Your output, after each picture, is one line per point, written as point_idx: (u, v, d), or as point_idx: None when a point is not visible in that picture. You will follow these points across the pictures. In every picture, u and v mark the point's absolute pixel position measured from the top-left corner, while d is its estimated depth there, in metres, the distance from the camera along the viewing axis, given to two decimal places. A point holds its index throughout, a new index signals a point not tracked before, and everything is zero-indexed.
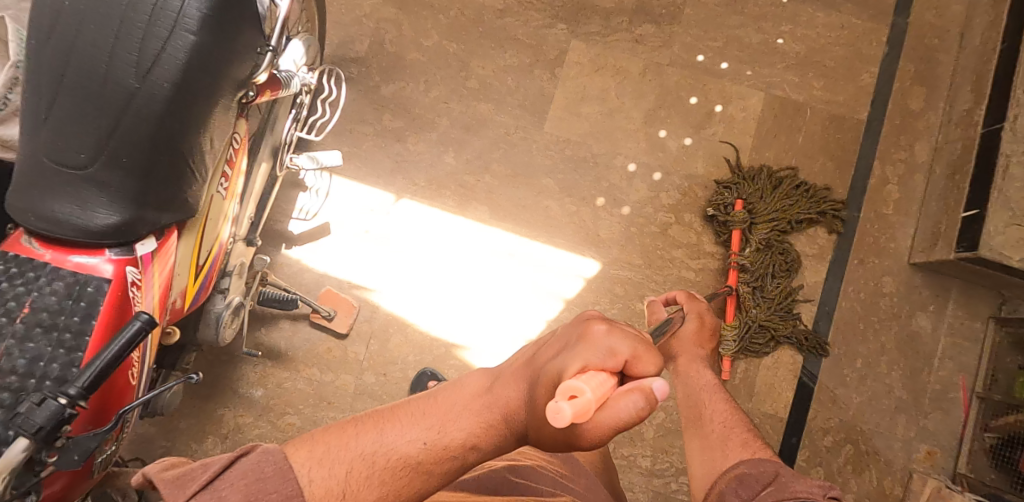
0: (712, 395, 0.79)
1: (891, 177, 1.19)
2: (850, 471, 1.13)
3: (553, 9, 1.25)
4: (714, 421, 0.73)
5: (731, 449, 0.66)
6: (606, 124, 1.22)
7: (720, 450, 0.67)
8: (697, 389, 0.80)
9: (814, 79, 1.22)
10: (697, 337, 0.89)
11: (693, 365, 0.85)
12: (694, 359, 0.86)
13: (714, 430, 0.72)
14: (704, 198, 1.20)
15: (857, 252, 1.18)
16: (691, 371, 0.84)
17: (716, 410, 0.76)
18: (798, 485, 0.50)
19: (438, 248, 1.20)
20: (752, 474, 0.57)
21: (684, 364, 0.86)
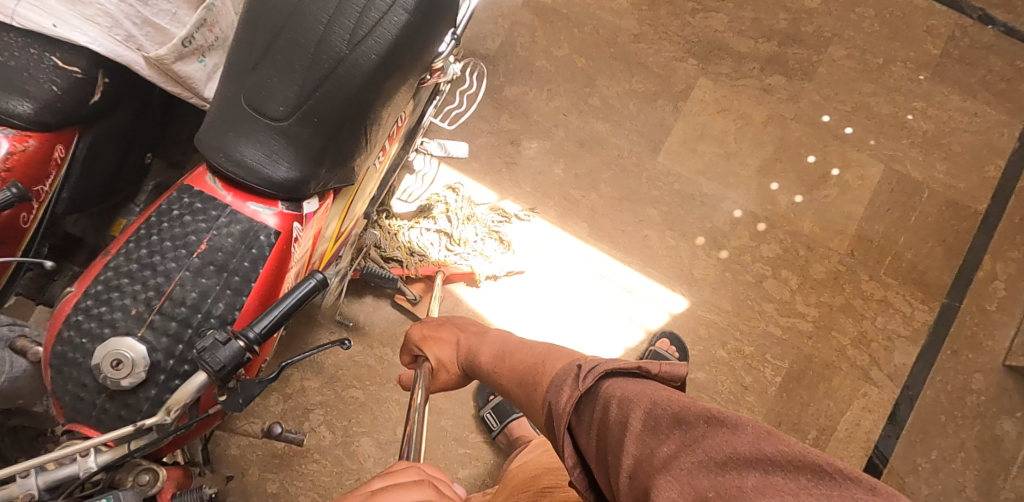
0: (500, 362, 0.67)
1: (1000, 275, 1.17)
2: None
3: (688, 44, 1.26)
4: (505, 375, 0.64)
5: (532, 392, 0.56)
6: (721, 165, 1.22)
7: (522, 398, 0.58)
8: (494, 368, 0.67)
9: (937, 161, 1.20)
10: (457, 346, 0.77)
11: (476, 348, 0.72)
12: (473, 343, 0.74)
13: (517, 394, 0.60)
14: (805, 257, 1.19)
15: (952, 342, 1.15)
16: (473, 350, 0.73)
17: (485, 357, 0.69)
18: (562, 395, 0.48)
19: (533, 254, 1.20)
20: (545, 416, 0.51)
21: (484, 379, 0.70)
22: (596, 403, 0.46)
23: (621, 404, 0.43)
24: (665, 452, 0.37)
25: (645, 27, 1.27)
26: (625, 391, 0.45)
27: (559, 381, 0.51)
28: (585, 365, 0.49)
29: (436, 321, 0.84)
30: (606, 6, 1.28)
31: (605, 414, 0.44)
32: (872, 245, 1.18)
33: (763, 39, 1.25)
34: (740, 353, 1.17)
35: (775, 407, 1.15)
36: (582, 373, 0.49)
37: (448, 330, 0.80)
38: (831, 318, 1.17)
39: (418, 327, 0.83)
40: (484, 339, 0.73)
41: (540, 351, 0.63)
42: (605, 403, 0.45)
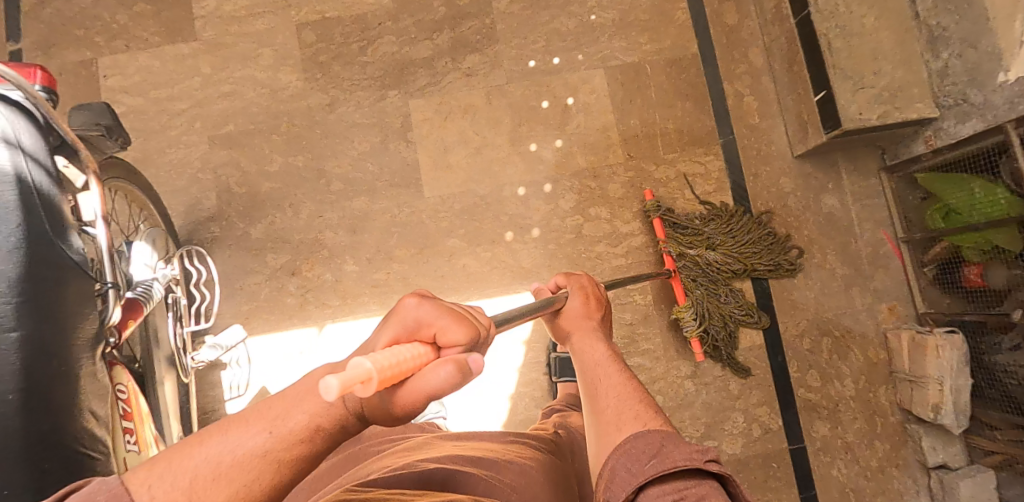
0: (607, 368, 0.68)
1: (743, 91, 1.25)
2: (836, 358, 1.20)
3: (378, 81, 1.23)
4: (593, 366, 0.69)
5: (626, 424, 0.58)
6: (481, 162, 1.21)
7: (618, 413, 0.60)
8: (595, 365, 0.69)
9: (637, 36, 1.26)
10: (600, 317, 0.77)
11: (589, 342, 0.72)
12: (591, 334, 0.74)
13: (613, 403, 0.62)
14: (599, 186, 1.21)
15: (748, 169, 1.24)
16: (585, 339, 0.73)
17: (609, 368, 0.68)
18: (674, 456, 0.50)
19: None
20: (640, 447, 0.53)
21: (576, 336, 0.74)
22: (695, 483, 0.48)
23: None
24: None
25: (331, 92, 1.22)
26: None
27: (669, 438, 0.53)
28: (714, 454, 0.49)
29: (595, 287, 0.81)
30: (285, 98, 1.22)
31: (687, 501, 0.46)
32: (640, 138, 1.23)
33: (436, 33, 1.24)
34: (607, 301, 1.19)
35: (664, 321, 1.19)
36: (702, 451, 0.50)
37: (593, 297, 0.79)
38: (653, 219, 1.21)
39: (578, 278, 0.81)
40: (604, 344, 0.73)
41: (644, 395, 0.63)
42: (694, 492, 0.47)
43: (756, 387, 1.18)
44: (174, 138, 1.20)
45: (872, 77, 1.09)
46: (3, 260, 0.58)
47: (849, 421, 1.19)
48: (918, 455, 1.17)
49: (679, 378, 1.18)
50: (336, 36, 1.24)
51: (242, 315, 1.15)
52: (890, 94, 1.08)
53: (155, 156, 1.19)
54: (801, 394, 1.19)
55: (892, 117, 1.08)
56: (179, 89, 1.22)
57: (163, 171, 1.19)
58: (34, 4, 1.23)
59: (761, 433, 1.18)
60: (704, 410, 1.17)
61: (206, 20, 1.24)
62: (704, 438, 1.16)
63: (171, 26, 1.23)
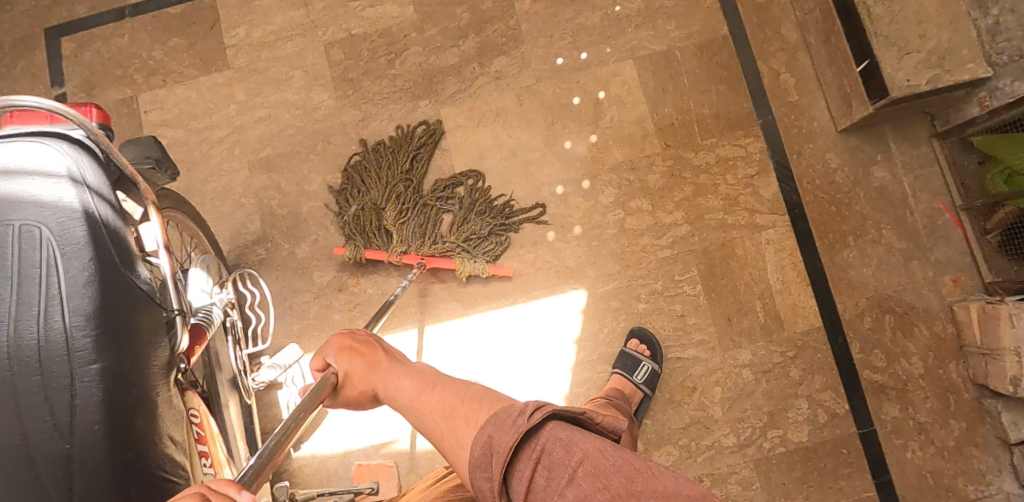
0: (424, 397, 0.65)
1: (779, 69, 1.22)
2: (901, 337, 1.15)
3: (409, 92, 1.23)
4: (406, 393, 0.67)
5: (462, 434, 0.56)
6: (516, 164, 1.20)
7: (447, 431, 0.59)
8: (413, 401, 0.66)
9: (665, 23, 1.24)
10: (377, 357, 0.74)
11: (397, 376, 0.70)
12: (389, 375, 0.71)
13: (442, 427, 0.60)
14: (638, 178, 1.19)
15: (791, 148, 1.20)
16: (392, 378, 0.70)
17: (418, 386, 0.67)
18: (506, 431, 0.52)
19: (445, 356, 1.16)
20: (478, 453, 0.53)
21: (381, 386, 0.71)
22: (539, 439, 0.51)
23: (567, 448, 0.50)
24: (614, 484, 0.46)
25: (364, 107, 1.23)
26: (600, 446, 0.50)
27: (496, 416, 0.55)
28: (532, 402, 0.53)
29: (365, 335, 0.79)
30: (319, 118, 1.23)
31: (545, 462, 0.50)
32: (676, 126, 1.21)
33: (462, 40, 1.24)
34: (656, 294, 1.16)
35: (717, 310, 1.16)
36: (524, 411, 0.53)
37: (369, 350, 0.75)
38: (696, 207, 1.18)
39: (338, 337, 0.78)
40: (407, 368, 0.71)
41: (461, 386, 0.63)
42: (543, 448, 0.51)
43: (818, 371, 1.15)
44: (216, 166, 1.23)
45: (917, 41, 1.04)
46: (79, 296, 0.59)
47: (921, 401, 1.14)
48: (998, 432, 1.11)
49: (737, 367, 1.15)
50: (364, 52, 1.25)
51: (294, 334, 1.17)
52: (939, 57, 1.04)
53: (199, 186, 1.22)
54: (866, 376, 1.15)
55: (942, 80, 1.04)
56: (217, 118, 1.24)
57: (208, 199, 1.22)
58: (75, 48, 1.27)
59: (828, 419, 1.14)
60: (766, 399, 1.14)
61: (238, 48, 1.26)
62: (769, 428, 1.13)
63: (204, 58, 1.26)
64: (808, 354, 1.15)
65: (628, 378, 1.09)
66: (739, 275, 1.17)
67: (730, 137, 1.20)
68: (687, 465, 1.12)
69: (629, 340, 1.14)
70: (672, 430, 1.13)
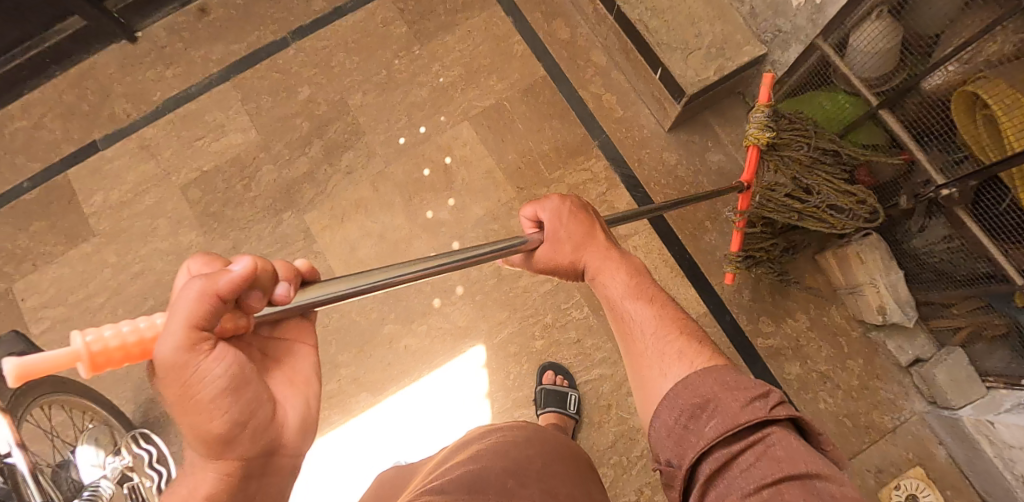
0: (636, 303, 0.66)
1: (599, 91, 1.32)
2: (781, 298, 1.22)
3: (271, 208, 1.29)
4: (624, 307, 0.66)
5: (669, 365, 0.56)
6: (387, 246, 1.25)
7: (658, 354, 0.58)
8: (616, 305, 0.67)
9: (487, 80, 1.34)
10: (584, 230, 0.73)
11: (609, 272, 0.70)
12: (609, 264, 0.71)
13: (650, 346, 0.60)
14: (502, 226, 1.26)
15: (631, 158, 1.29)
16: (603, 276, 0.70)
17: (642, 312, 0.65)
18: (734, 401, 0.46)
19: (366, 446, 1.16)
20: (687, 394, 0.50)
21: (593, 269, 0.71)
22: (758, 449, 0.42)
23: (790, 454, 0.41)
24: (827, 497, 0.37)
25: (232, 235, 1.28)
26: (832, 474, 0.40)
27: (721, 377, 0.49)
28: (778, 395, 0.46)
29: (579, 207, 0.75)
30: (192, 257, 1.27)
31: (757, 447, 0.43)
32: (523, 168, 1.28)
33: (307, 147, 1.31)
34: (549, 327, 1.21)
35: (609, 325, 1.21)
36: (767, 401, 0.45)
37: (587, 221, 0.74)
38: None
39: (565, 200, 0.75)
40: (624, 264, 0.71)
41: (683, 327, 0.62)
42: (766, 440, 0.43)
43: (717, 353, 1.20)
44: None
45: (695, 40, 1.15)
46: None
47: (816, 352, 1.19)
48: (892, 359, 1.18)
49: None
50: (219, 184, 1.30)
51: None
52: (718, 49, 1.15)
53: None
54: (760, 344, 1.20)
55: (727, 68, 1.14)
56: (93, 286, 1.27)
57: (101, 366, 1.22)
58: None
59: None
60: None
61: (99, 215, 1.30)
62: None
63: (68, 233, 1.30)
64: None
65: (564, 412, 1.12)
66: None
67: (574, 163, 1.28)
68: (625, 482, 1.14)
69: (543, 374, 1.18)
70: (600, 452, 1.16)
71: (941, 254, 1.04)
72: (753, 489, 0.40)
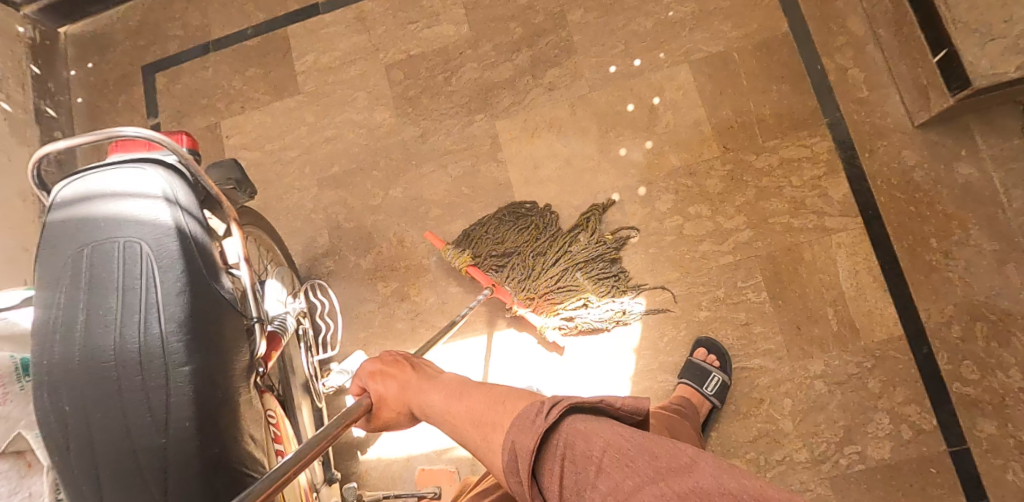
0: (452, 405, 0.65)
1: (846, 64, 1.16)
2: (998, 346, 1.05)
3: (465, 107, 1.27)
4: (442, 415, 0.66)
5: (493, 434, 0.57)
6: (571, 173, 1.21)
7: (481, 439, 0.59)
8: (443, 416, 0.66)
9: (721, 25, 1.22)
10: (390, 383, 0.74)
11: (427, 392, 0.70)
12: (418, 389, 0.71)
13: (476, 434, 0.60)
14: (695, 183, 1.17)
15: (862, 146, 1.14)
16: (422, 391, 0.70)
17: (460, 412, 0.63)
18: (530, 435, 0.52)
19: (507, 362, 1.17)
20: (509, 458, 0.53)
21: (411, 402, 0.71)
22: (562, 440, 0.51)
23: (588, 443, 0.50)
24: (629, 461, 0.47)
25: (423, 123, 1.28)
26: (620, 431, 0.50)
27: (522, 417, 0.55)
28: (550, 401, 0.54)
29: (395, 354, 0.79)
30: (381, 136, 1.30)
31: (569, 455, 0.50)
32: (735, 129, 1.18)
33: (515, 54, 1.27)
34: (719, 301, 1.13)
35: (784, 317, 1.11)
36: (546, 409, 0.53)
37: (398, 365, 0.76)
38: (759, 210, 1.14)
39: (373, 359, 0.79)
40: (434, 381, 0.71)
41: (498, 391, 0.62)
42: (566, 445, 0.51)
43: (900, 383, 1.07)
44: (289, 184, 1.31)
45: (1002, 25, 0.97)
46: (173, 305, 0.64)
47: None
48: None
49: (808, 378, 1.09)
50: (421, 71, 1.30)
51: (361, 341, 1.22)
52: None
53: (274, 203, 1.31)
54: (955, 389, 1.06)
55: None
56: (289, 140, 1.33)
57: (283, 216, 1.30)
58: (167, 82, 1.41)
59: (913, 435, 1.06)
60: (841, 412, 1.07)
61: (307, 74, 1.35)
62: (845, 443, 1.06)
63: (278, 84, 1.36)
64: (887, 364, 1.08)
65: (698, 391, 1.05)
66: (807, 279, 1.11)
67: (794, 136, 1.16)
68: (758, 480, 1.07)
69: (694, 349, 1.11)
70: (739, 443, 1.09)
71: None
72: (596, 488, 0.48)
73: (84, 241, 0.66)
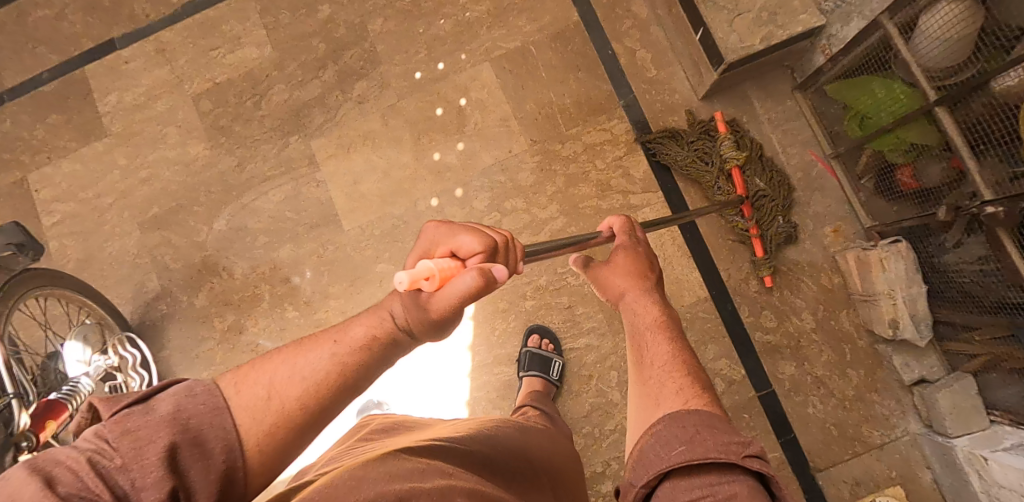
0: (649, 335, 0.64)
1: (635, 46, 1.21)
2: (790, 294, 1.15)
3: (279, 130, 1.26)
4: (640, 329, 0.65)
5: (666, 398, 0.54)
6: (390, 184, 1.23)
7: (660, 388, 0.56)
8: (641, 330, 0.65)
9: (516, 19, 1.24)
10: (637, 266, 0.71)
11: (640, 303, 0.68)
12: (644, 293, 0.69)
13: (654, 377, 0.58)
14: (509, 179, 1.21)
15: (656, 123, 1.20)
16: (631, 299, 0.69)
17: (651, 350, 0.62)
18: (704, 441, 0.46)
19: None
20: (675, 431, 0.48)
21: (626, 298, 0.70)
22: (729, 488, 0.43)
23: None
24: None
25: (239, 151, 1.26)
26: None
27: (710, 423, 0.49)
28: (757, 449, 0.45)
29: (637, 238, 0.78)
30: (198, 169, 1.27)
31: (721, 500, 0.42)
32: (540, 121, 1.21)
33: (321, 70, 1.26)
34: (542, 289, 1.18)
35: (603, 296, 1.17)
36: (748, 456, 0.45)
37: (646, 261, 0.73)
38: (570, 198, 1.19)
39: (632, 229, 0.79)
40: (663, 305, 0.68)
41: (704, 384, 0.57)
42: (731, 491, 0.42)
43: (710, 341, 1.15)
44: (109, 232, 1.27)
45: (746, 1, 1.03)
46: None
47: (816, 355, 1.14)
48: (896, 375, 1.11)
49: None
50: (230, 98, 1.28)
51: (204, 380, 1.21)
52: (770, 13, 1.03)
53: (96, 253, 1.26)
54: (758, 338, 1.15)
55: (775, 37, 1.02)
56: (103, 186, 1.28)
57: (106, 265, 1.26)
58: None
59: (726, 387, 1.14)
60: None
61: (112, 115, 1.30)
62: None
63: (83, 129, 1.30)
64: (698, 325, 1.16)
65: (546, 378, 1.10)
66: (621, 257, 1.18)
67: (594, 120, 1.21)
68: (594, 451, 1.14)
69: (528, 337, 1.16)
70: (574, 419, 1.15)
71: (971, 275, 0.94)
72: None
73: None
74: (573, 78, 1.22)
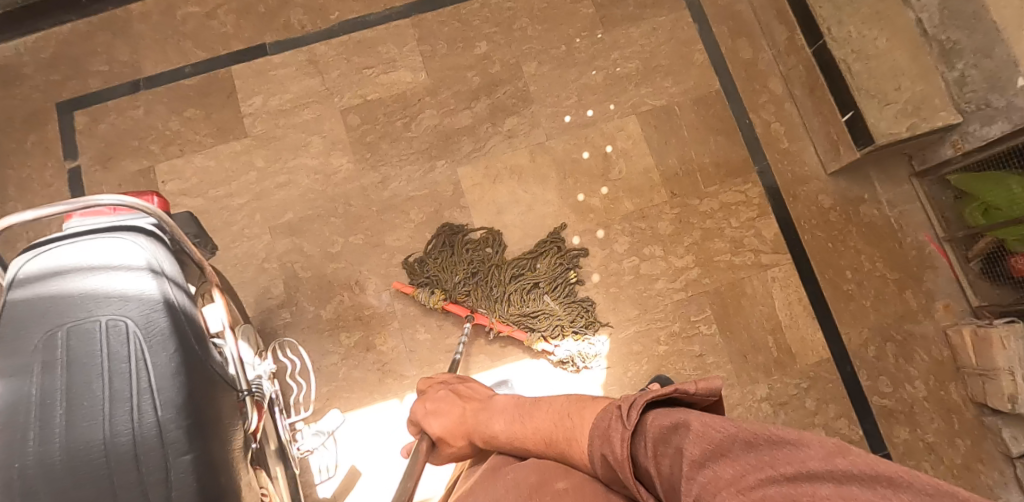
0: (530, 419, 0.69)
1: (770, 119, 1.32)
2: (904, 363, 1.23)
3: (426, 153, 1.28)
4: (517, 425, 0.70)
5: (578, 445, 0.60)
6: (533, 218, 1.26)
7: (565, 445, 0.62)
8: (514, 439, 0.68)
9: (661, 80, 1.33)
10: (451, 413, 0.79)
11: (488, 422, 0.73)
12: (481, 413, 0.76)
13: (556, 449, 0.63)
14: (649, 226, 1.26)
15: (787, 191, 1.29)
16: (483, 422, 0.74)
17: (539, 431, 0.66)
18: (616, 441, 0.53)
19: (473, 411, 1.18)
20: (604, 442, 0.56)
21: (474, 428, 0.75)
22: (647, 430, 0.52)
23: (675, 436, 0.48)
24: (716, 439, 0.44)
25: (382, 169, 1.27)
26: (702, 420, 0.47)
27: (605, 421, 0.57)
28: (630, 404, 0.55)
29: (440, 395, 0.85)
30: (339, 181, 1.27)
31: (658, 445, 0.50)
32: (680, 175, 1.29)
33: (474, 102, 1.31)
34: (676, 335, 1.22)
35: (733, 347, 1.22)
36: (625, 413, 0.55)
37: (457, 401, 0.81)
38: (705, 250, 1.26)
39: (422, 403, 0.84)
40: (493, 408, 0.75)
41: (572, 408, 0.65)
42: (651, 433, 0.51)
43: (832, 400, 1.21)
44: (238, 232, 1.24)
45: (894, 93, 1.15)
46: (168, 390, 0.60)
47: (928, 422, 1.20)
48: (1000, 447, 1.18)
49: (756, 402, 1.20)
50: (380, 117, 1.30)
51: (323, 395, 1.17)
52: (915, 107, 1.15)
53: (220, 253, 1.23)
54: (876, 402, 1.21)
55: (920, 128, 1.14)
56: (236, 186, 1.26)
57: (231, 266, 1.22)
58: (88, 121, 1.28)
59: None
60: None
61: (255, 117, 1.30)
62: None
63: (222, 127, 1.29)
64: (820, 384, 1.21)
65: None
66: (751, 312, 1.23)
67: (731, 180, 1.29)
68: None
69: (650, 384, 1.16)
70: None
71: None
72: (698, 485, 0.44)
73: (57, 322, 0.60)
74: (713, 140, 1.31)
